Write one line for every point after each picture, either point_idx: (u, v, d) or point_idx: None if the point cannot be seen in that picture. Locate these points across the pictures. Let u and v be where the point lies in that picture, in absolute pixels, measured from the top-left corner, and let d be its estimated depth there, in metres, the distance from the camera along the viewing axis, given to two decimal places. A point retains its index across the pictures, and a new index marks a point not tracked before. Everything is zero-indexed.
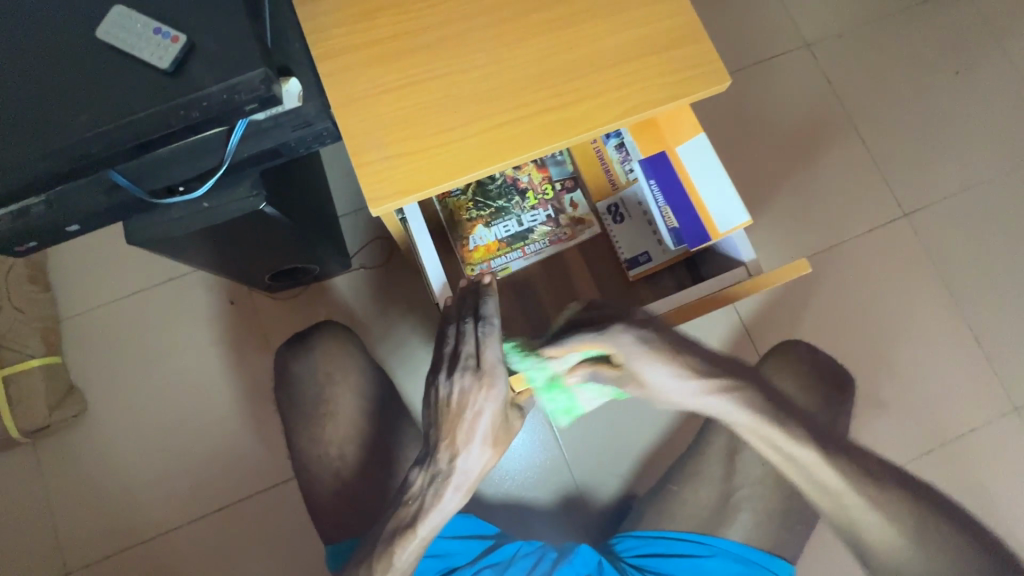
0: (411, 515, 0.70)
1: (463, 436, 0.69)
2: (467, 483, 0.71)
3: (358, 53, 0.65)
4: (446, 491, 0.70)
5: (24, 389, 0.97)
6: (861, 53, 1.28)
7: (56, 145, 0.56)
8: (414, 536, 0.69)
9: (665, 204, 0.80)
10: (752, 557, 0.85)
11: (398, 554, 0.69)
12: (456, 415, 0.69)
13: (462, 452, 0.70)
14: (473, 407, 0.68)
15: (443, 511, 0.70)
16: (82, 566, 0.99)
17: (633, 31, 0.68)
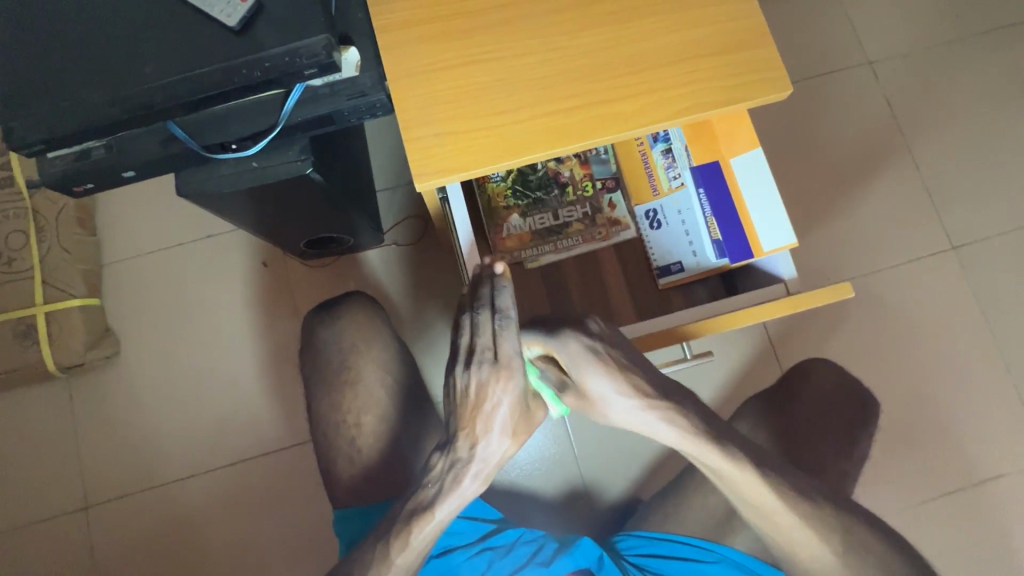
0: (428, 500, 0.70)
1: (483, 426, 0.67)
2: (488, 469, 0.70)
3: (417, 28, 0.65)
4: (464, 478, 0.69)
5: (64, 326, 1.01)
6: (926, 75, 1.23)
7: (122, 93, 0.57)
8: (433, 518, 0.70)
9: (711, 215, 0.80)
10: (753, 567, 0.82)
11: (414, 539, 0.70)
12: (474, 406, 0.66)
13: (481, 441, 0.68)
14: (491, 398, 0.65)
15: (462, 495, 0.70)
16: (101, 501, 1.03)
17: (696, 31, 0.66)
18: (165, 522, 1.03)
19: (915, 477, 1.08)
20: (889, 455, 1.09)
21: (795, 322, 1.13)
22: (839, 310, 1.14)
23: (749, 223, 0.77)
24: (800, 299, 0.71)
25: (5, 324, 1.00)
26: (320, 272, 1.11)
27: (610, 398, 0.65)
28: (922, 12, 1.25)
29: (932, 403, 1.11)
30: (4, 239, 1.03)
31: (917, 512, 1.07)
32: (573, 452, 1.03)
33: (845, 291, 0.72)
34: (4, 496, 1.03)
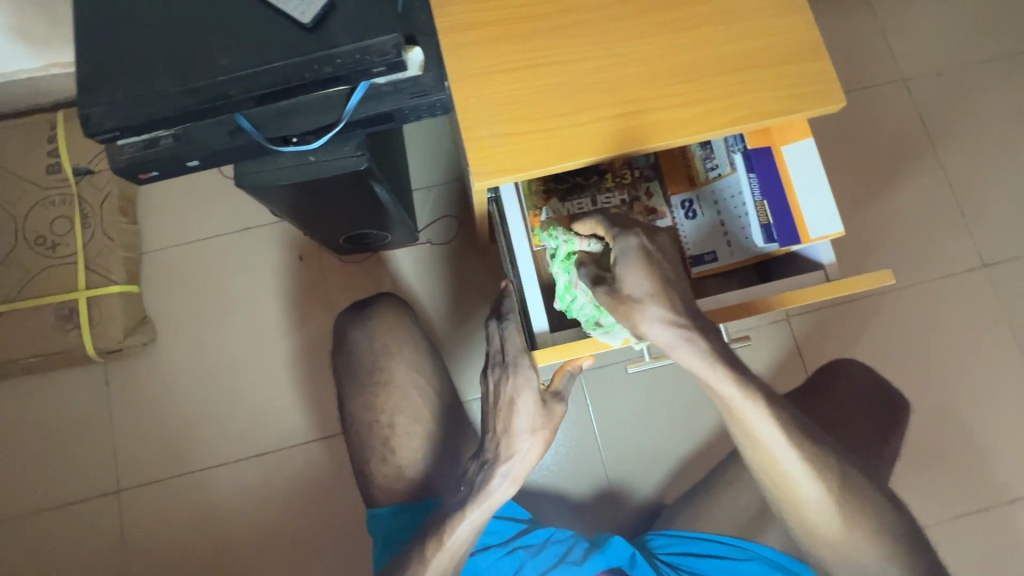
0: (462, 501, 0.71)
1: (502, 424, 0.71)
2: (518, 469, 0.70)
3: (480, 31, 0.67)
4: (492, 476, 0.69)
5: (105, 311, 1.03)
6: (960, 94, 1.24)
7: (198, 84, 0.60)
8: (466, 518, 0.69)
9: (762, 199, 0.77)
10: (792, 567, 0.82)
11: (447, 542, 0.70)
12: (492, 405, 0.72)
13: (504, 439, 0.70)
14: (507, 396, 0.71)
15: (491, 496, 0.69)
16: (132, 486, 1.04)
17: (750, 42, 0.68)
18: (195, 509, 1.04)
19: (941, 494, 1.07)
20: (917, 471, 1.08)
21: (823, 334, 1.13)
22: (868, 324, 1.14)
23: (798, 209, 0.77)
24: (844, 284, 0.72)
25: (48, 308, 1.02)
26: (355, 267, 1.12)
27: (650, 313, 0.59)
28: (957, 31, 1.26)
29: (960, 421, 1.10)
30: (50, 225, 1.06)
31: (944, 529, 1.06)
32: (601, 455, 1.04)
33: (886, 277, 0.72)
34: (38, 478, 1.04)
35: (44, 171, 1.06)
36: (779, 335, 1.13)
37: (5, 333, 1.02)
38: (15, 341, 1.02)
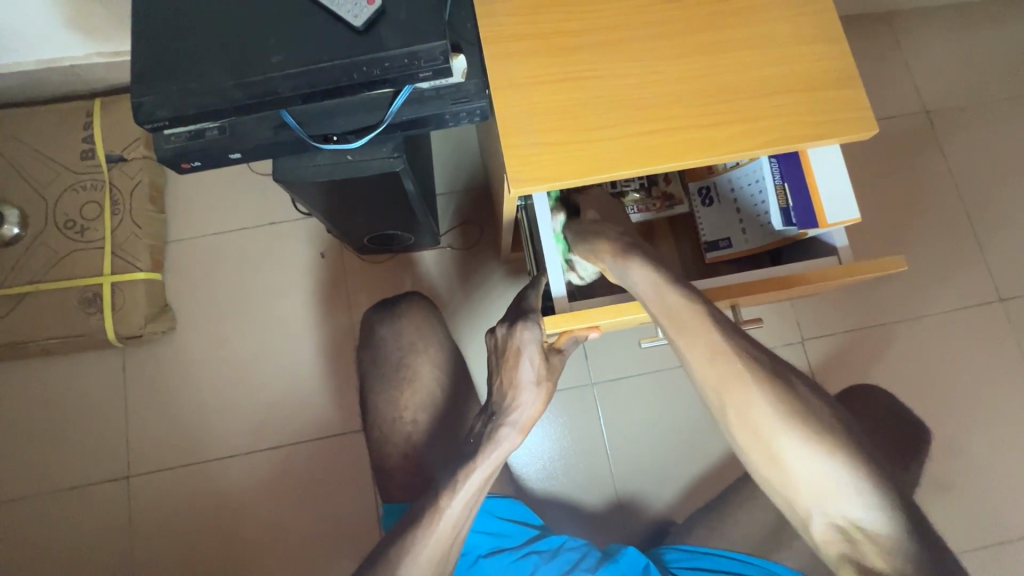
0: (471, 457, 0.71)
1: (512, 375, 0.71)
2: (524, 421, 0.72)
3: (523, 43, 0.69)
4: (502, 426, 0.71)
5: (129, 296, 1.04)
6: (982, 129, 1.25)
7: (248, 79, 0.61)
8: (478, 470, 0.69)
9: (783, 181, 0.77)
10: None
11: (457, 497, 0.69)
12: (502, 358, 0.72)
13: (514, 391, 0.72)
14: (517, 347, 0.70)
15: (500, 448, 0.71)
16: (143, 472, 1.04)
17: (786, 67, 0.70)
18: (205, 500, 1.04)
19: (953, 528, 1.06)
20: (929, 503, 1.07)
21: (838, 359, 1.13)
22: (884, 351, 1.14)
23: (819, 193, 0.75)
24: (856, 267, 0.70)
25: (73, 291, 1.04)
26: (376, 268, 1.13)
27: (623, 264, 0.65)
28: (980, 67, 1.28)
29: (974, 454, 1.09)
30: (80, 209, 1.07)
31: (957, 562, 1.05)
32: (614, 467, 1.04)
33: (897, 263, 0.70)
34: (51, 459, 1.05)
35: (78, 156, 1.08)
36: (793, 357, 1.13)
37: (29, 313, 1.03)
38: (38, 322, 1.03)
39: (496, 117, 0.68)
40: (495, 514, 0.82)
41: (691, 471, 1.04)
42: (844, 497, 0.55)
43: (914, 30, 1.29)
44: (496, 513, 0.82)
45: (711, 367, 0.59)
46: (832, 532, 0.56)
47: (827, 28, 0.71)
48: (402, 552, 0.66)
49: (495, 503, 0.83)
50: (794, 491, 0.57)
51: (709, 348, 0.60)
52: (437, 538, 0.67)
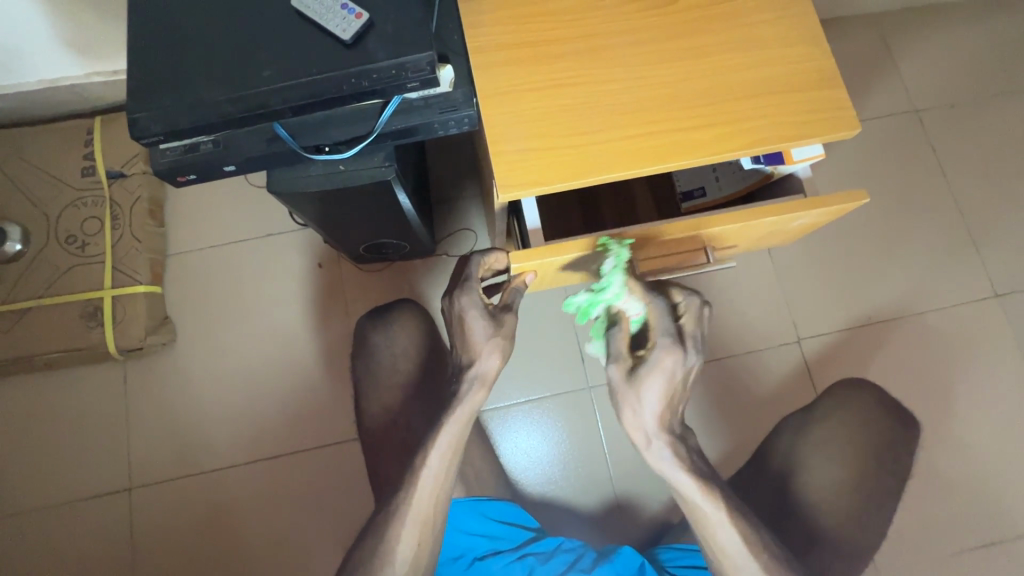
0: (440, 415, 0.70)
1: (467, 339, 0.70)
2: (488, 372, 0.70)
3: (508, 52, 0.71)
4: (463, 382, 0.69)
5: (129, 309, 1.05)
6: (971, 125, 1.26)
7: (240, 93, 0.63)
8: (448, 425, 0.68)
9: None
10: None
11: (433, 452, 0.68)
12: (454, 326, 0.72)
13: (470, 353, 0.70)
14: (460, 314, 0.70)
15: (466, 407, 0.69)
16: (144, 483, 1.05)
17: (767, 70, 0.71)
18: (206, 510, 1.05)
19: (957, 526, 1.05)
20: (931, 501, 1.06)
21: (836, 357, 1.13)
22: (881, 350, 1.14)
23: None
24: (823, 199, 0.72)
25: (74, 305, 1.05)
26: (373, 277, 1.15)
27: (664, 458, 0.67)
28: (968, 63, 1.29)
29: (974, 450, 1.09)
30: (81, 224, 1.09)
31: (961, 561, 1.04)
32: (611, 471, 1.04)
33: (860, 194, 0.71)
34: (53, 472, 1.05)
35: (79, 173, 1.10)
36: (791, 355, 1.13)
37: (32, 328, 1.04)
38: (40, 337, 1.04)
39: (484, 126, 0.70)
40: (491, 517, 0.83)
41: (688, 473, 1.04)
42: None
43: (901, 30, 1.31)
44: (493, 515, 0.83)
45: (728, 552, 0.69)
46: None
47: (809, 31, 0.73)
48: (389, 514, 0.68)
49: (491, 505, 0.83)
50: None
51: (724, 542, 0.69)
52: (421, 495, 0.67)
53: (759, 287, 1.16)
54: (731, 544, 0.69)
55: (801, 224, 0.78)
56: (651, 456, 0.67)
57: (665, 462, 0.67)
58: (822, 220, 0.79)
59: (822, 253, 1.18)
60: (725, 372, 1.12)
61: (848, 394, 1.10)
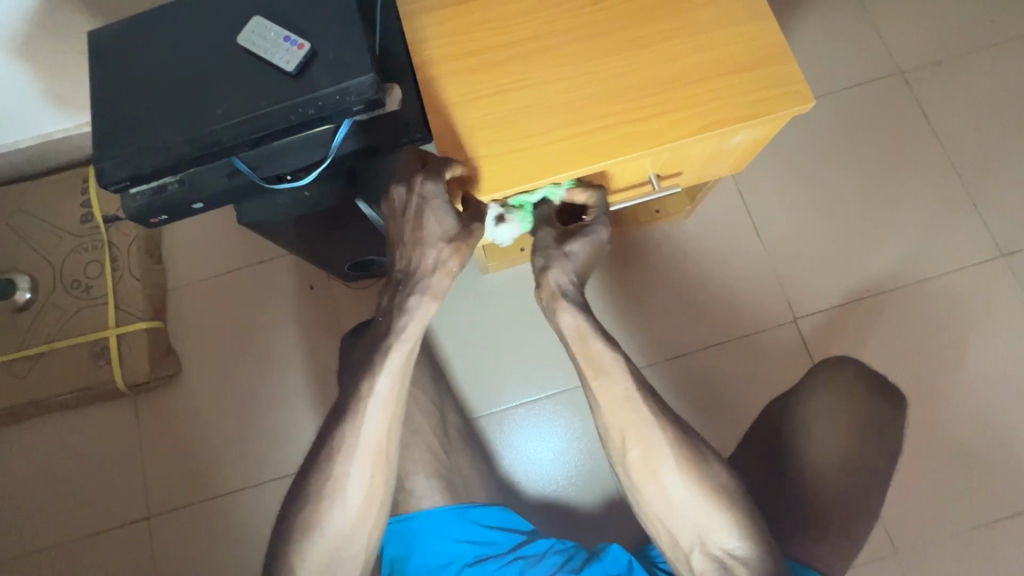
0: (385, 331, 0.66)
1: (418, 233, 0.65)
2: (436, 283, 0.66)
3: (453, 63, 0.72)
4: (412, 291, 0.66)
5: (133, 346, 1.10)
6: (962, 81, 1.21)
7: (196, 133, 0.65)
8: (397, 345, 0.65)
9: None
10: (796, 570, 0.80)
11: (382, 373, 0.65)
12: (405, 217, 0.66)
13: (419, 252, 0.66)
14: (418, 208, 0.65)
15: (416, 320, 0.66)
16: (162, 511, 1.10)
17: (714, 52, 0.70)
18: (219, 532, 1.08)
19: (978, 500, 1.01)
20: (947, 474, 1.02)
21: (835, 334, 1.10)
22: (881, 322, 1.10)
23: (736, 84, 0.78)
24: (757, 111, 0.68)
25: (83, 346, 1.10)
26: (362, 293, 1.17)
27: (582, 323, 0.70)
28: (953, 18, 1.24)
29: (989, 418, 1.05)
30: (84, 269, 1.14)
31: (980, 534, 1.00)
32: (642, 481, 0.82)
33: (800, 101, 0.68)
34: (78, 506, 1.11)
35: (78, 221, 1.15)
36: (789, 335, 1.10)
37: (46, 371, 1.10)
38: (55, 379, 1.10)
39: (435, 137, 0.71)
40: (478, 522, 0.83)
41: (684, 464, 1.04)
42: (724, 529, 0.65)
43: None
44: (480, 521, 0.83)
45: (624, 412, 0.67)
46: (708, 562, 0.66)
47: (754, 8, 0.72)
48: (334, 451, 0.65)
49: (481, 512, 0.84)
50: (679, 524, 0.67)
51: (623, 397, 0.68)
52: (370, 425, 0.65)
53: (749, 269, 1.14)
54: (625, 395, 0.68)
55: (739, 147, 0.75)
56: (563, 308, 0.71)
57: (572, 321, 0.71)
58: (769, 128, 0.72)
59: (811, 228, 1.16)
60: (720, 357, 1.10)
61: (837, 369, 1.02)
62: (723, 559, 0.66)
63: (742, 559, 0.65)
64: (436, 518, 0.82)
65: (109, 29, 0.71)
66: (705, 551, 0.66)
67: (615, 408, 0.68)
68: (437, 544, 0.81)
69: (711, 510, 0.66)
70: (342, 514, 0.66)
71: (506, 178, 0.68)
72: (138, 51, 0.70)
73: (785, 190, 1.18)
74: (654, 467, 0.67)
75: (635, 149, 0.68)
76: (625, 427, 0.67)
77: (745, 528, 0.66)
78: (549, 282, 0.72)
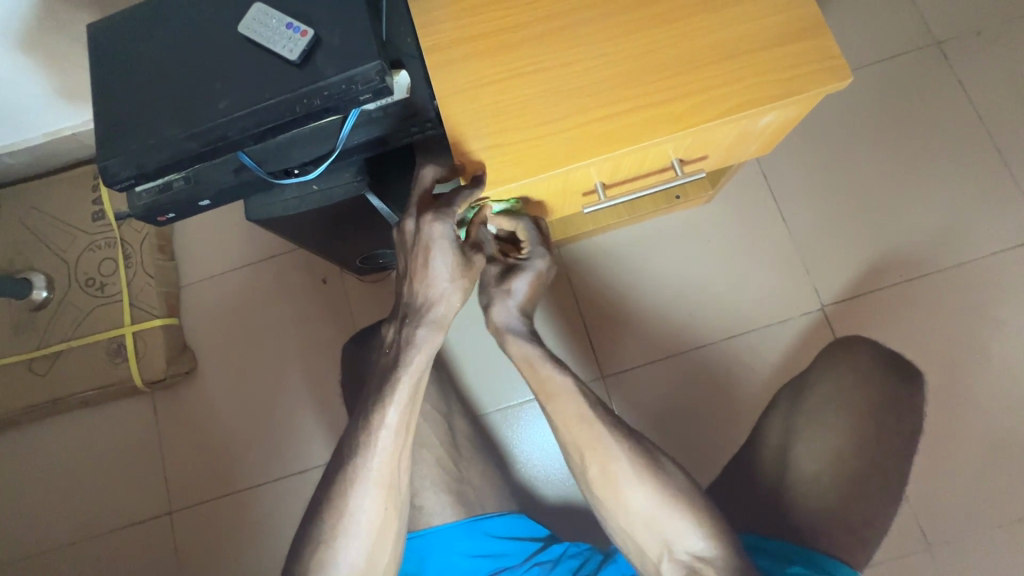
0: (393, 366, 0.70)
1: (426, 269, 0.68)
2: (444, 316, 0.70)
3: (462, 47, 0.68)
4: (419, 328, 0.69)
5: (149, 343, 1.10)
6: (1004, 52, 1.14)
7: (198, 128, 0.63)
8: (402, 379, 0.69)
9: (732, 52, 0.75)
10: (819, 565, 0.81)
11: (390, 408, 0.68)
12: (414, 253, 0.68)
13: (427, 286, 0.69)
14: (426, 246, 0.66)
15: (424, 352, 0.70)
16: (183, 506, 1.11)
17: (742, 27, 0.66)
18: (238, 527, 1.09)
19: (1014, 493, 0.97)
20: (983, 468, 0.98)
21: (865, 323, 1.05)
22: (915, 309, 1.05)
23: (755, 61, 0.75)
24: (790, 89, 0.64)
25: (100, 343, 1.11)
26: (375, 286, 1.16)
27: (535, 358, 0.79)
28: None
29: None
30: (98, 266, 1.14)
31: (1013, 531, 0.96)
32: (691, 481, 0.73)
33: (839, 76, 0.63)
34: (101, 501, 1.12)
35: (90, 219, 1.15)
36: (815, 323, 1.06)
37: (66, 369, 1.11)
38: (74, 377, 1.10)
39: (445, 125, 0.68)
40: (491, 534, 0.83)
41: (701, 460, 1.02)
42: (687, 535, 0.69)
43: None
44: (495, 533, 0.83)
45: (583, 430, 0.75)
46: (679, 569, 0.70)
47: None
48: (347, 485, 0.68)
49: (494, 522, 0.84)
50: (638, 535, 0.71)
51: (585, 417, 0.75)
52: (381, 458, 0.69)
53: (772, 255, 1.09)
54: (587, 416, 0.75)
55: (769, 128, 0.71)
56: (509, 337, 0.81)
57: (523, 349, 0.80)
58: (801, 108, 0.67)
59: (839, 212, 1.10)
60: (744, 349, 1.06)
61: (849, 352, 1.04)
62: (692, 562, 0.69)
63: (708, 559, 0.69)
64: (448, 533, 0.81)
65: (110, 21, 0.69)
66: (674, 558, 0.70)
67: (575, 428, 0.75)
68: (450, 559, 0.80)
69: (679, 520, 0.70)
70: (357, 547, 0.68)
71: (521, 169, 0.65)
72: (140, 43, 0.67)
73: (811, 171, 1.12)
74: (610, 491, 0.72)
75: (658, 136, 0.64)
76: (595, 452, 0.74)
77: (710, 528, 0.70)
78: (497, 318, 0.82)
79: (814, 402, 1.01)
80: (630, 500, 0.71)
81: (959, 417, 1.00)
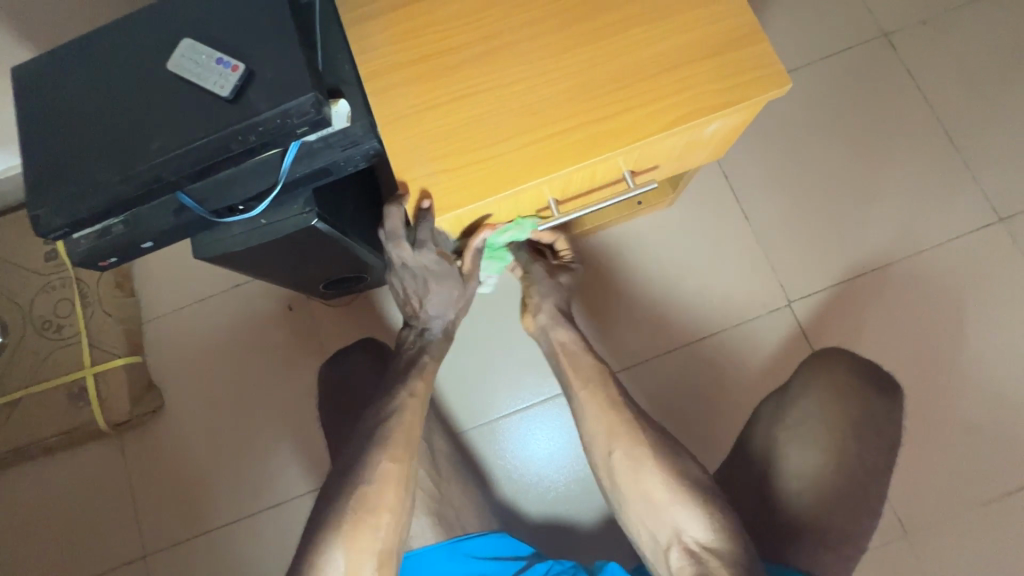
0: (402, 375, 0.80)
1: (432, 301, 0.81)
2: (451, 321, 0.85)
3: (402, 72, 0.67)
4: (433, 334, 0.85)
5: (111, 384, 1.07)
6: (948, 40, 1.16)
7: (130, 171, 0.61)
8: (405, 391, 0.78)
9: None
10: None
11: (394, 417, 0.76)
12: (417, 291, 0.79)
13: (434, 310, 0.82)
14: (428, 288, 0.79)
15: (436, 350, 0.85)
16: (157, 549, 1.08)
17: (681, 38, 0.66)
18: (215, 566, 1.06)
19: (984, 474, 0.99)
20: (953, 451, 1.00)
21: (831, 316, 1.06)
22: (879, 299, 1.06)
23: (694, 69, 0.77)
24: (731, 98, 0.64)
25: (60, 388, 1.07)
26: (343, 310, 1.14)
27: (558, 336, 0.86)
28: None
29: (991, 388, 1.02)
30: (53, 308, 1.11)
31: (985, 515, 0.97)
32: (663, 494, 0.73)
33: (778, 82, 0.63)
34: (72, 550, 1.09)
35: (43, 260, 1.12)
36: (782, 318, 1.07)
37: (25, 416, 1.07)
38: (35, 424, 1.07)
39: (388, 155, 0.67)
40: (474, 555, 0.83)
41: None
42: (695, 519, 0.70)
43: None
44: (478, 553, 0.84)
45: (607, 415, 0.77)
46: (683, 559, 0.70)
47: None
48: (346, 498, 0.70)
49: (477, 543, 0.85)
50: (648, 521, 0.73)
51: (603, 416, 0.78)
52: (386, 460, 0.73)
53: (737, 253, 1.10)
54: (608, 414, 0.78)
55: (718, 134, 0.71)
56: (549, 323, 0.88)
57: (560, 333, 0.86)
58: (745, 115, 0.67)
59: (799, 206, 1.11)
60: (714, 350, 1.06)
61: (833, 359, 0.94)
62: (697, 551, 0.70)
63: (710, 547, 0.69)
64: (430, 555, 0.82)
65: (35, 63, 0.66)
66: (682, 546, 0.71)
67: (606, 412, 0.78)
68: None
69: (682, 507, 0.71)
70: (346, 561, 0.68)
71: (469, 194, 0.64)
72: (67, 85, 0.65)
73: (770, 168, 1.13)
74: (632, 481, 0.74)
75: (605, 152, 0.63)
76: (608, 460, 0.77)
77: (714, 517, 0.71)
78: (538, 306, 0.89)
79: (791, 407, 0.91)
80: (648, 485, 0.73)
81: (926, 403, 1.02)
